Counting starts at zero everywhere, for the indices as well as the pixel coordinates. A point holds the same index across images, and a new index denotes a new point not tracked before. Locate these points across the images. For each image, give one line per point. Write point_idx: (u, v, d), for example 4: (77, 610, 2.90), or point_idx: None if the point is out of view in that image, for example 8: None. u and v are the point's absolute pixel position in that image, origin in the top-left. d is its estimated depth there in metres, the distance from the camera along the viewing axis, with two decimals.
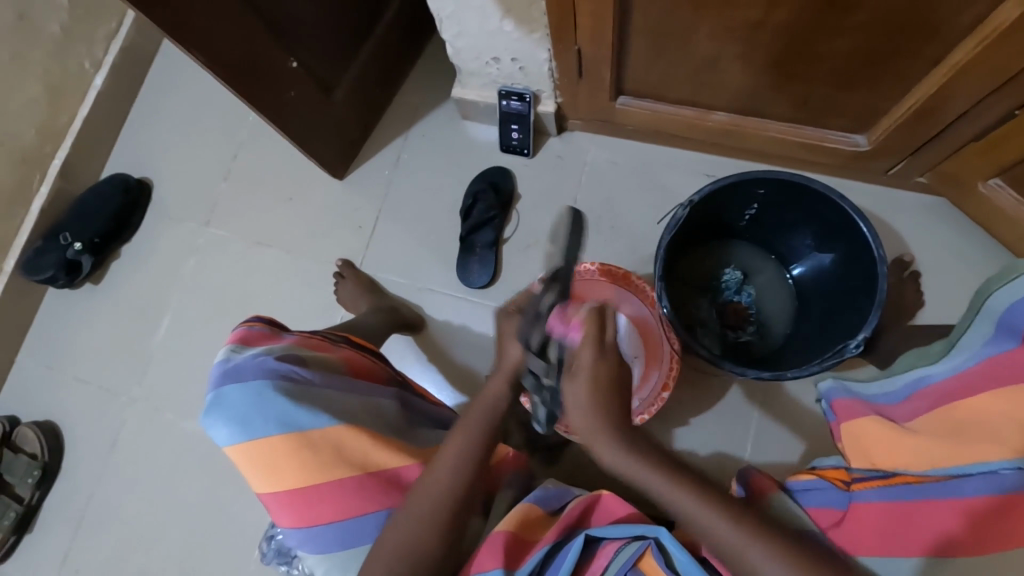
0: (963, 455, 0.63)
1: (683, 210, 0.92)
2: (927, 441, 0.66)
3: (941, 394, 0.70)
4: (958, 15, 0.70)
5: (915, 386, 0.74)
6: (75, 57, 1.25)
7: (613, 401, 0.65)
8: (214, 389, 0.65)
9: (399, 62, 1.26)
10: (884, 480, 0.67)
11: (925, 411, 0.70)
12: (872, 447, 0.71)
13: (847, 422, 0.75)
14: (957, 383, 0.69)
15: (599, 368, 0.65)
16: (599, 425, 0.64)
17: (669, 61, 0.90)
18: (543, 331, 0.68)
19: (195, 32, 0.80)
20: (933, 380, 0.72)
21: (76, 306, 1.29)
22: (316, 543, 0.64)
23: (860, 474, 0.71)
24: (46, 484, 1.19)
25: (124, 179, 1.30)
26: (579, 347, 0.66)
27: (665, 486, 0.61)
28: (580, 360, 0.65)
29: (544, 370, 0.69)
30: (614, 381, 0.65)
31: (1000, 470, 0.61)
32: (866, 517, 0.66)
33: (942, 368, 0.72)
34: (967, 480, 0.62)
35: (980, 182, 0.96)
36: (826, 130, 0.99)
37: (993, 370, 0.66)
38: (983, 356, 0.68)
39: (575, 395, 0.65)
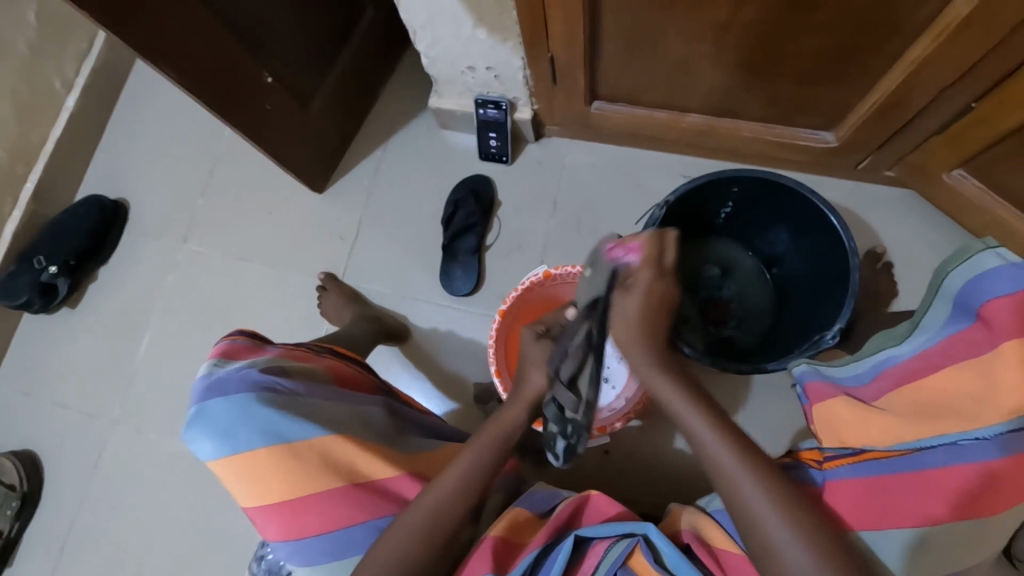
0: (926, 430, 0.63)
1: (660, 209, 0.94)
2: (894, 419, 0.66)
3: (905, 372, 0.71)
4: (913, 12, 0.72)
5: (879, 367, 0.74)
6: (46, 78, 1.23)
7: (656, 320, 0.74)
8: (198, 403, 0.64)
9: (376, 74, 1.26)
10: (856, 457, 0.67)
11: (889, 391, 0.71)
12: (843, 426, 0.70)
13: (818, 404, 0.74)
14: (921, 361, 0.70)
15: (652, 287, 0.74)
16: (636, 335, 0.74)
17: (640, 64, 0.92)
18: (575, 362, 0.72)
19: (168, 48, 0.79)
20: (898, 360, 0.73)
21: (52, 329, 1.27)
22: (303, 554, 0.64)
23: (831, 453, 0.69)
24: (26, 513, 1.16)
25: (99, 199, 1.28)
26: (638, 267, 0.75)
27: (702, 424, 0.66)
28: (637, 278, 0.74)
29: (572, 404, 0.71)
30: (661, 302, 0.74)
31: (962, 441, 0.61)
32: (842, 495, 0.65)
33: (906, 348, 0.73)
34: (932, 453, 0.62)
35: (944, 173, 0.99)
36: (795, 127, 1.01)
37: (953, 347, 0.68)
38: (945, 335, 0.70)
39: (625, 305, 0.74)
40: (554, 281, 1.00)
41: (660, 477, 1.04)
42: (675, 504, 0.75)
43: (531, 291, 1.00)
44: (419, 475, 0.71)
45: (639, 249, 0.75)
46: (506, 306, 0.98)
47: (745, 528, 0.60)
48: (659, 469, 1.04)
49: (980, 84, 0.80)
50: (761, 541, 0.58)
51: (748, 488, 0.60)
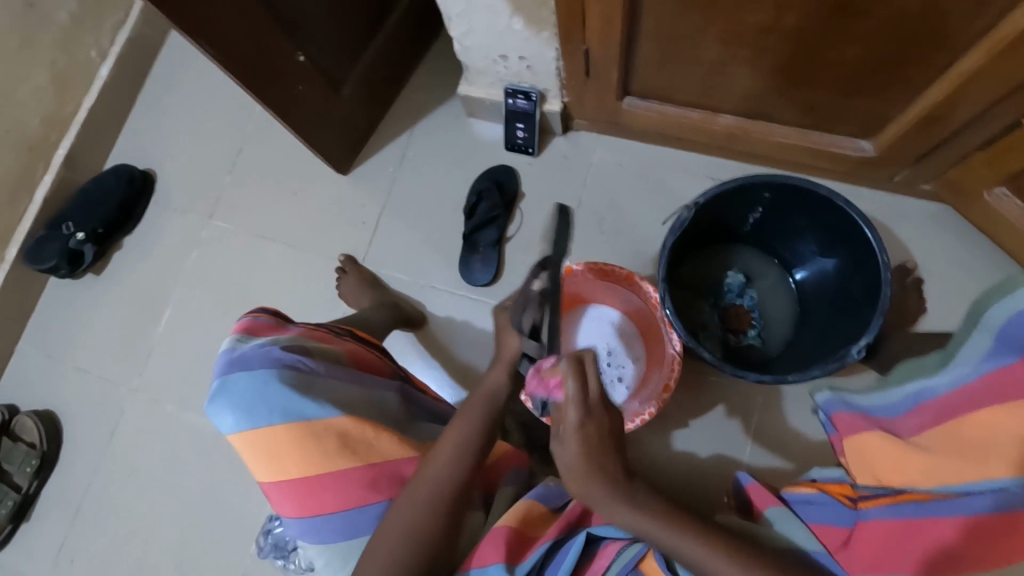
0: (963, 473, 0.64)
1: (688, 212, 0.92)
2: (935, 459, 0.67)
3: (943, 407, 0.71)
4: (968, 23, 0.70)
5: (916, 399, 0.74)
6: (82, 46, 1.25)
7: (604, 455, 0.62)
8: (220, 376, 0.65)
9: (407, 59, 1.26)
10: (892, 498, 0.67)
11: (928, 426, 0.71)
12: (880, 463, 0.72)
13: (850, 437, 0.77)
14: (961, 395, 0.69)
15: (585, 421, 0.62)
16: (596, 483, 0.62)
17: (677, 63, 0.90)
18: (533, 312, 0.80)
19: (204, 23, 0.80)
20: (936, 393, 0.72)
21: (78, 295, 1.29)
22: (317, 533, 0.64)
23: (867, 492, 0.71)
24: (44, 473, 1.20)
25: (128, 170, 1.30)
26: (563, 404, 0.64)
27: (684, 540, 0.60)
28: (566, 419, 0.63)
29: (537, 349, 0.77)
30: (602, 433, 0.63)
31: (1002, 488, 0.61)
32: (871, 534, 0.66)
33: (944, 380, 0.72)
34: (975, 498, 0.62)
35: (985, 191, 0.96)
36: (831, 136, 0.99)
37: (997, 386, 0.66)
38: (985, 370, 0.68)
39: (563, 454, 0.63)
40: (574, 277, 1.00)
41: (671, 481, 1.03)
42: None
43: None
44: None
45: (558, 383, 0.65)
46: None
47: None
48: (669, 473, 1.03)
49: None
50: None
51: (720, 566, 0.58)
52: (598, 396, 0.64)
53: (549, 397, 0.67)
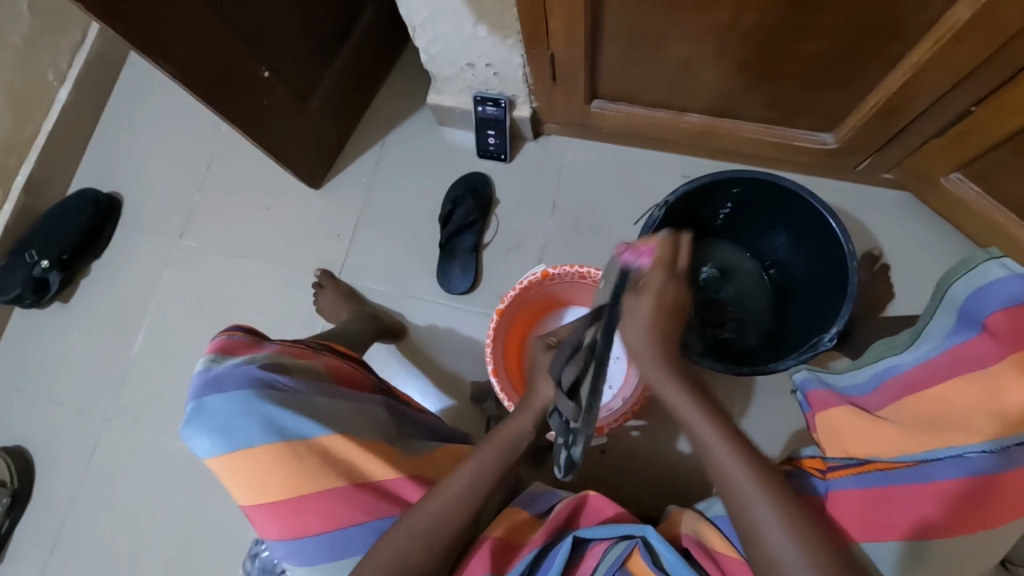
0: (931, 442, 0.63)
1: (660, 210, 0.93)
2: (902, 430, 0.66)
3: (908, 382, 0.72)
4: (916, 15, 0.72)
5: (882, 377, 0.75)
6: (40, 70, 1.22)
7: (667, 328, 0.70)
8: (196, 399, 0.63)
9: (375, 70, 1.25)
10: (859, 468, 0.65)
11: (894, 400, 0.71)
12: (848, 436, 0.70)
13: (822, 413, 0.74)
14: (927, 371, 0.70)
15: (664, 287, 0.70)
16: (647, 342, 0.69)
17: (641, 64, 0.92)
18: (575, 368, 0.70)
19: (164, 42, 0.78)
20: (902, 369, 0.73)
21: (45, 323, 1.26)
22: (302, 555, 0.64)
23: (835, 462, 0.68)
24: (17, 509, 1.16)
25: (93, 194, 1.27)
26: (650, 268, 0.72)
27: (716, 436, 0.63)
28: (650, 279, 0.71)
29: (573, 413, 0.67)
30: (675, 307, 0.70)
31: (967, 454, 0.61)
32: (845, 506, 0.64)
33: (910, 357, 0.74)
34: (939, 465, 0.62)
35: (943, 177, 0.99)
36: (795, 129, 1.01)
37: (960, 357, 0.68)
38: (948, 346, 0.71)
39: (632, 310, 0.70)
40: (552, 280, 1.00)
41: (658, 478, 1.04)
42: (675, 508, 0.76)
43: (529, 291, 1.00)
44: (419, 476, 0.71)
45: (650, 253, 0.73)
46: (504, 306, 0.97)
47: (736, 512, 0.60)
48: (656, 469, 1.04)
49: (980, 88, 0.81)
50: (749, 525, 0.58)
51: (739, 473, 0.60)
52: (683, 273, 0.73)
53: (637, 262, 0.74)
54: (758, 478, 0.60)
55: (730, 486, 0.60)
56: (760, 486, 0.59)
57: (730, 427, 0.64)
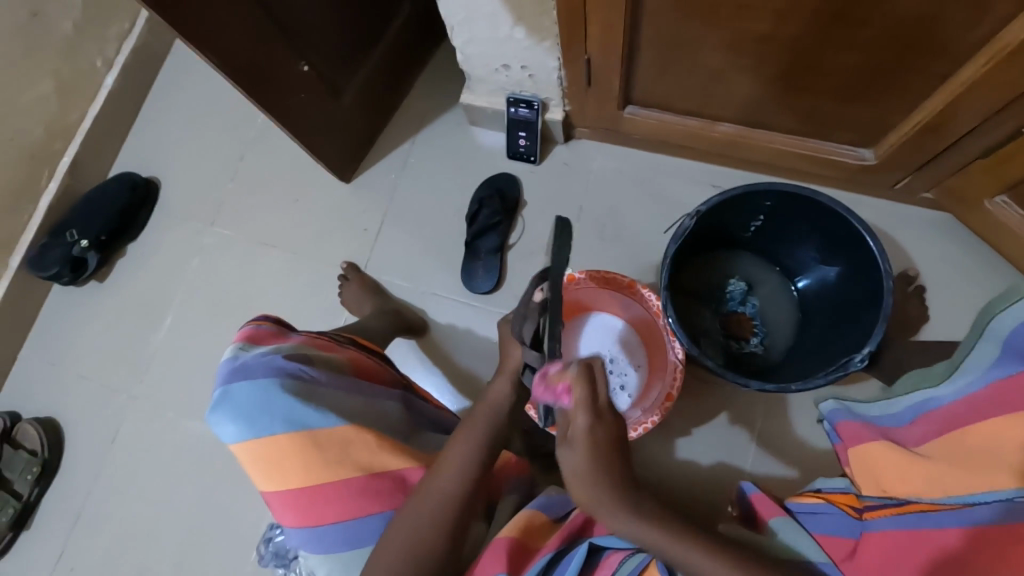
0: (978, 483, 0.62)
1: (690, 220, 0.92)
2: (938, 467, 0.66)
3: (947, 416, 0.70)
4: (967, 34, 0.70)
5: (920, 409, 0.74)
6: (88, 56, 1.26)
7: (608, 466, 0.63)
8: (223, 385, 0.65)
9: (410, 67, 1.26)
10: (900, 508, 0.66)
11: (932, 436, 0.71)
12: (886, 473, 0.71)
13: (856, 446, 0.75)
14: (965, 406, 0.68)
15: (592, 428, 0.64)
16: (596, 488, 0.63)
17: (678, 72, 0.91)
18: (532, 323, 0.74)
19: (208, 33, 0.80)
20: (940, 403, 0.72)
21: (80, 302, 1.30)
22: (318, 544, 0.64)
23: (872, 502, 0.69)
24: (45, 480, 1.19)
25: (132, 177, 1.30)
26: (572, 411, 0.65)
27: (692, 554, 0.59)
28: (575, 425, 0.65)
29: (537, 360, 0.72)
30: (609, 440, 0.64)
31: (1015, 498, 0.59)
32: (878, 546, 0.65)
33: (948, 391, 0.72)
34: (983, 507, 0.60)
35: (986, 199, 0.96)
36: (831, 144, 0.99)
37: (1001, 394, 0.65)
38: (990, 379, 0.67)
39: (572, 459, 0.64)
40: (577, 285, 1.01)
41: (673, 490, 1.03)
42: None
43: None
44: None
45: (569, 387, 0.65)
46: None
47: None
48: (671, 481, 1.03)
49: None
50: None
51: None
52: (607, 404, 0.66)
53: (556, 402, 0.67)
54: None
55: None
56: None
57: (697, 539, 0.61)
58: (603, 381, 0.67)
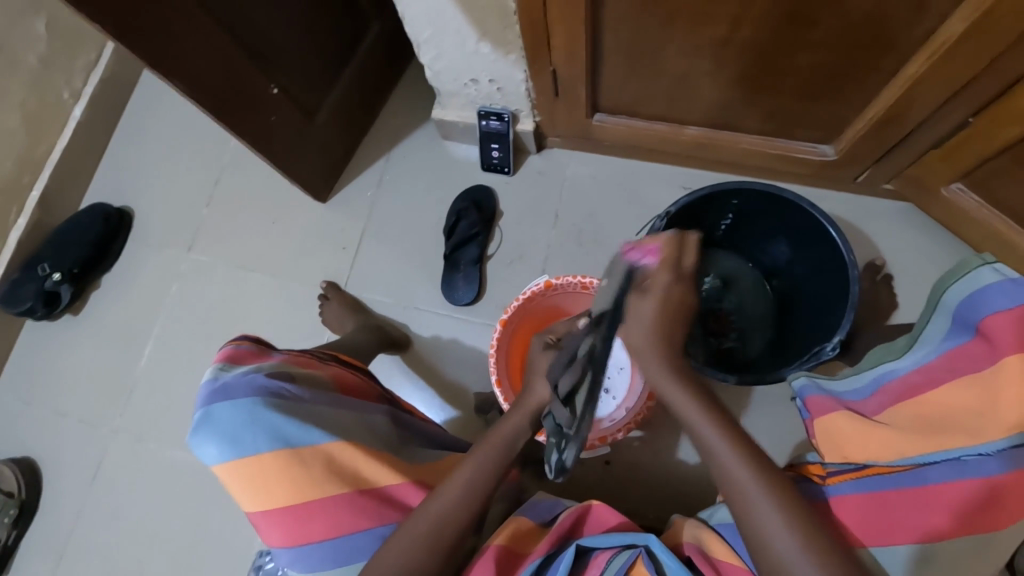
0: (933, 445, 0.62)
1: (661, 221, 0.94)
2: (898, 434, 0.65)
3: (906, 387, 0.71)
4: (910, 30, 0.74)
5: (878, 381, 0.74)
6: (55, 88, 1.25)
7: (671, 325, 0.71)
8: (204, 407, 0.64)
9: (381, 85, 1.28)
10: (858, 473, 0.65)
11: (891, 405, 0.70)
12: (849, 441, 0.69)
13: (823, 419, 0.73)
14: (923, 375, 0.70)
15: (669, 287, 0.72)
16: (651, 344, 0.71)
17: (642, 78, 0.94)
18: (573, 376, 0.74)
19: (175, 60, 0.81)
20: (897, 375, 0.72)
21: (55, 336, 1.27)
22: (306, 562, 0.64)
23: (834, 467, 0.68)
24: (23, 521, 1.16)
25: (104, 208, 1.29)
26: (655, 270, 0.73)
27: (709, 426, 0.65)
28: (655, 281, 0.72)
29: (567, 419, 0.73)
30: (679, 306, 0.72)
31: (965, 457, 0.61)
32: (849, 511, 0.64)
33: (906, 362, 0.73)
34: (934, 468, 0.62)
35: (943, 186, 1.00)
36: (794, 141, 1.02)
37: (954, 361, 0.67)
38: (944, 350, 0.70)
39: (639, 309, 0.72)
40: (555, 290, 1.00)
41: (662, 488, 1.04)
42: (676, 516, 0.75)
43: (533, 301, 1.01)
44: (421, 483, 0.71)
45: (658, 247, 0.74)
46: (507, 316, 0.99)
47: (737, 509, 0.60)
48: (661, 479, 1.04)
49: (974, 100, 0.82)
50: (755, 529, 0.58)
51: (740, 470, 0.60)
52: (689, 272, 0.74)
53: (642, 260, 0.75)
54: (754, 469, 0.60)
55: (724, 473, 0.62)
56: (762, 482, 0.59)
57: (722, 417, 0.66)
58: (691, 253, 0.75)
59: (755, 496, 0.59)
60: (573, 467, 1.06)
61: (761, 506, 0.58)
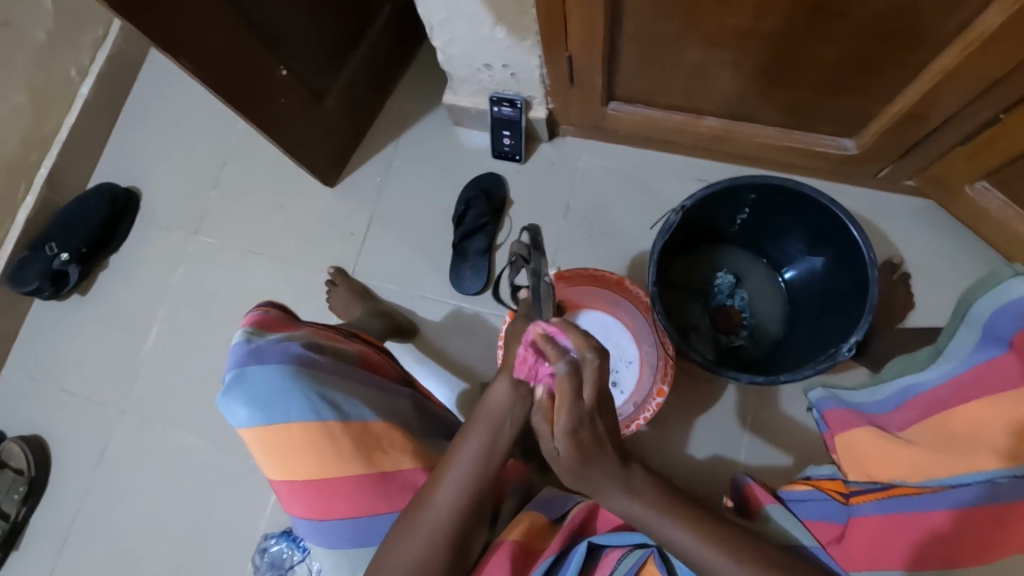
0: (959, 466, 0.66)
1: (676, 215, 0.92)
2: (923, 453, 0.69)
3: (932, 402, 0.73)
4: (943, 22, 0.71)
5: (905, 394, 0.76)
6: (62, 65, 1.23)
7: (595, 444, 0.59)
8: (236, 368, 0.64)
9: (390, 68, 1.25)
10: (882, 493, 0.69)
11: (916, 421, 0.74)
12: (872, 460, 0.73)
13: (842, 433, 0.78)
14: (950, 390, 0.72)
15: (578, 425, 0.58)
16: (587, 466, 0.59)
17: (660, 67, 0.91)
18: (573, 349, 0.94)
19: (183, 41, 0.79)
20: (924, 389, 0.75)
21: (63, 316, 1.27)
22: (326, 536, 0.65)
23: (858, 487, 0.72)
24: (33, 498, 1.17)
25: (112, 188, 1.28)
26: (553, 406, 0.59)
27: (666, 522, 0.60)
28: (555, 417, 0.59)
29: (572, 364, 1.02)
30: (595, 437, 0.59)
31: (997, 479, 0.64)
32: (869, 531, 0.67)
33: (932, 376, 0.75)
34: (964, 489, 0.65)
35: (967, 185, 0.97)
36: (814, 134, 1.00)
37: (986, 378, 0.69)
38: (972, 364, 0.72)
39: (551, 446, 0.60)
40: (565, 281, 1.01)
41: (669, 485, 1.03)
42: None
43: None
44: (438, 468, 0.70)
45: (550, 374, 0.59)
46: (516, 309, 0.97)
47: None
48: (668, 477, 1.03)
49: (1008, 96, 0.79)
50: None
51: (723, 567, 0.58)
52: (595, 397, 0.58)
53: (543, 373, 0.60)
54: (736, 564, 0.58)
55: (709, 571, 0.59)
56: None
57: (664, 501, 0.61)
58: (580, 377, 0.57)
59: None
60: None
61: None
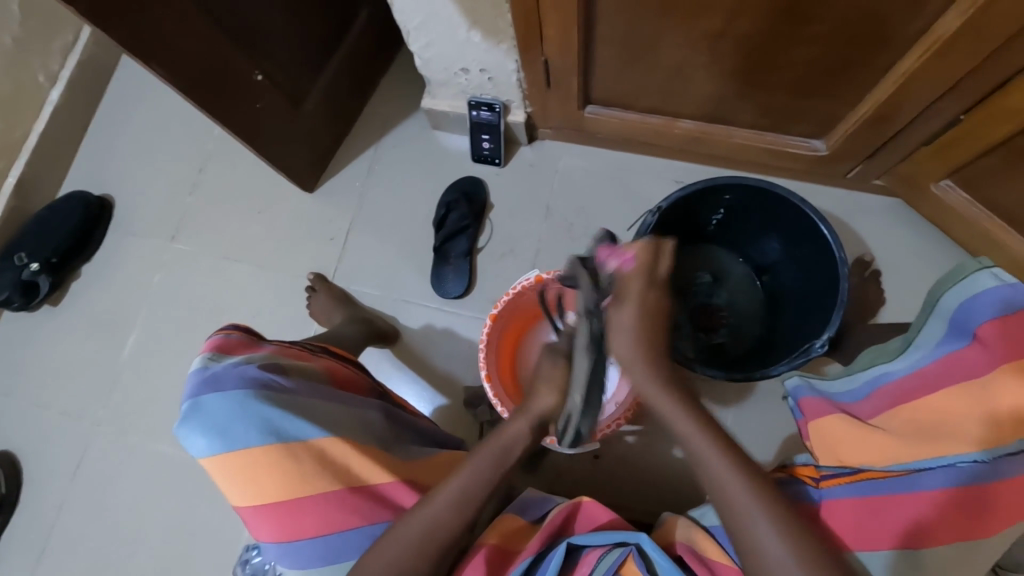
0: (927, 451, 0.66)
1: (653, 216, 0.93)
2: (892, 440, 0.69)
3: (900, 391, 0.75)
4: (908, 24, 0.73)
5: (875, 384, 0.78)
6: (31, 72, 1.21)
7: (653, 336, 0.71)
8: (192, 398, 0.64)
9: (369, 72, 1.25)
10: (852, 476, 0.68)
11: (885, 409, 0.74)
12: (841, 446, 0.72)
13: (816, 420, 0.77)
14: (916, 380, 0.74)
15: (647, 299, 0.71)
16: (644, 370, 0.69)
17: (636, 70, 0.92)
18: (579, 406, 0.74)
19: (155, 46, 0.78)
20: (893, 378, 0.76)
21: (34, 327, 1.24)
22: (295, 558, 0.64)
23: (828, 470, 0.71)
24: (4, 515, 1.14)
25: (84, 196, 1.26)
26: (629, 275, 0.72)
27: (730, 473, 0.61)
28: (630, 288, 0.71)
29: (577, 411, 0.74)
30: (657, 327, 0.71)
31: (960, 463, 0.63)
32: (840, 513, 0.66)
33: (901, 366, 0.77)
34: (929, 474, 0.64)
35: (932, 183, 1.00)
36: (786, 136, 1.02)
37: (949, 366, 0.71)
38: (939, 354, 0.74)
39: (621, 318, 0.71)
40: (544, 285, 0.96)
41: (652, 482, 1.04)
42: (667, 514, 0.75)
43: (522, 295, 0.97)
44: (414, 483, 0.71)
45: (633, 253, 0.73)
46: (497, 311, 0.96)
47: (746, 549, 0.58)
48: (652, 475, 1.04)
49: (969, 96, 0.81)
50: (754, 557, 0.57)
51: (754, 509, 0.59)
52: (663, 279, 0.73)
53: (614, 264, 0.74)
54: (760, 505, 0.59)
55: (740, 517, 0.59)
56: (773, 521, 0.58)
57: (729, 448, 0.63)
58: (665, 260, 0.73)
59: (766, 537, 0.57)
60: (562, 461, 1.07)
61: (765, 536, 0.57)
